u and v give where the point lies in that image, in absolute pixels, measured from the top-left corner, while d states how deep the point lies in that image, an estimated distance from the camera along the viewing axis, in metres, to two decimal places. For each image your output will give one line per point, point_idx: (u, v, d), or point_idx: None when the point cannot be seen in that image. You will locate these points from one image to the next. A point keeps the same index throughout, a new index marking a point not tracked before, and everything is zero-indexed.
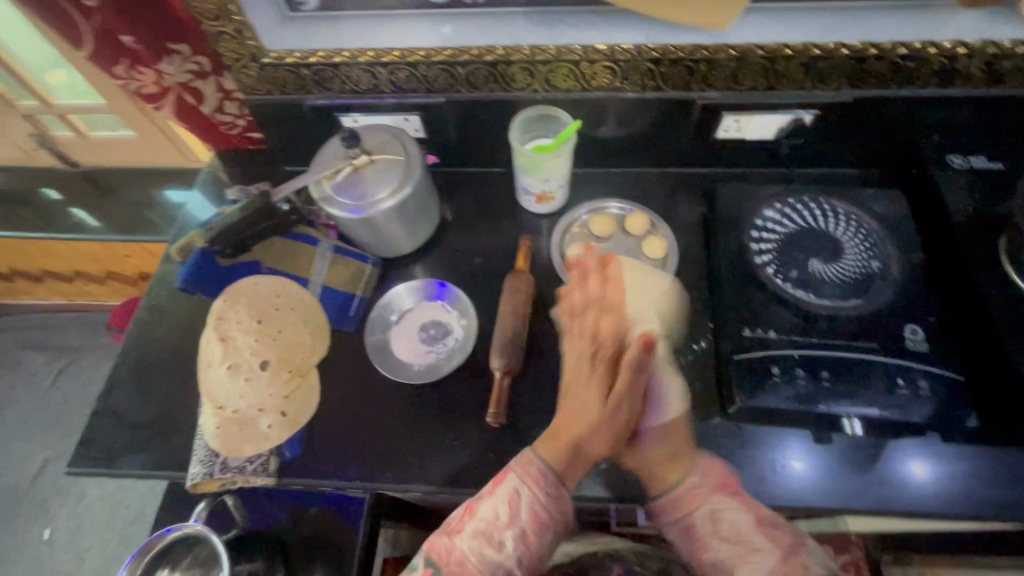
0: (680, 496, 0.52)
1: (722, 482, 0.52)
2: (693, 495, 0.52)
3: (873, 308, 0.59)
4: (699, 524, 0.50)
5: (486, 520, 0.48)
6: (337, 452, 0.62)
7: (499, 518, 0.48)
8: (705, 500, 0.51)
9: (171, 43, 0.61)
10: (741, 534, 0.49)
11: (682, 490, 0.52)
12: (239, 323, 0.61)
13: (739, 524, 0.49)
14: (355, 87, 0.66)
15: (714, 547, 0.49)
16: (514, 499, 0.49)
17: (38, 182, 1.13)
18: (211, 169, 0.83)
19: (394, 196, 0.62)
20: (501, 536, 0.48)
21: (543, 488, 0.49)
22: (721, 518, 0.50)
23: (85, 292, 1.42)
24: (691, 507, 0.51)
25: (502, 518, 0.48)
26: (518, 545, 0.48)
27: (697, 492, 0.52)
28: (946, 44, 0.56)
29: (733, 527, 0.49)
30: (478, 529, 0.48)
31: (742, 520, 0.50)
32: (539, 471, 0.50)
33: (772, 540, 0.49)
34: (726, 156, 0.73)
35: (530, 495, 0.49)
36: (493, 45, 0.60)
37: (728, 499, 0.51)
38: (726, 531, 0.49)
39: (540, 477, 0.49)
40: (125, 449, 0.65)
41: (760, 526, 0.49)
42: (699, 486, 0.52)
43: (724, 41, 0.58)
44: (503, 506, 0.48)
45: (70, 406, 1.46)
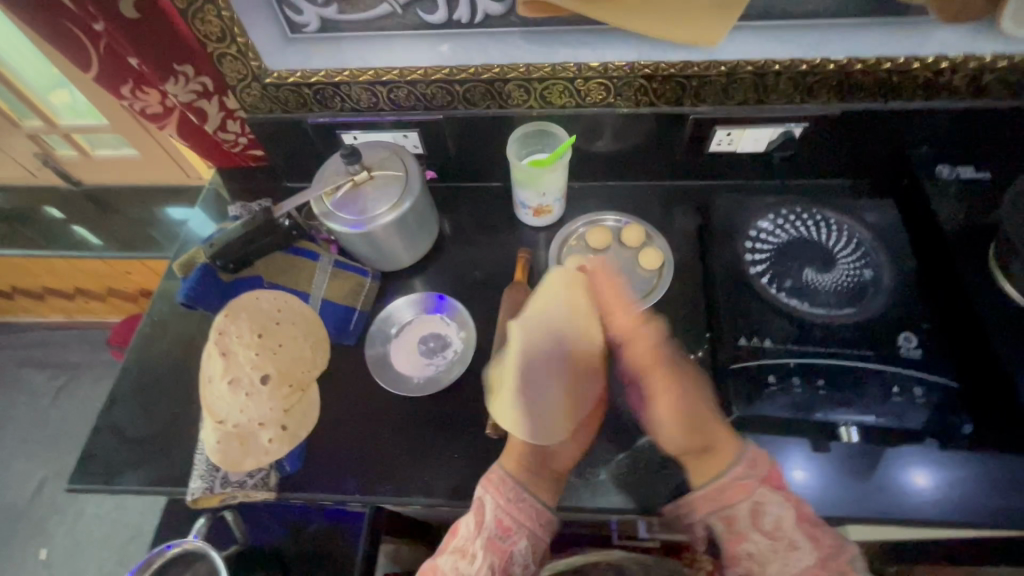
0: (722, 488, 0.53)
1: (768, 475, 0.53)
2: (739, 486, 0.52)
3: (866, 317, 0.60)
4: (742, 517, 0.51)
5: (461, 538, 0.53)
6: (338, 465, 0.63)
7: (468, 531, 0.53)
8: (749, 495, 0.52)
9: (176, 64, 0.63)
10: (779, 529, 0.50)
11: (723, 483, 0.52)
12: (239, 336, 0.63)
13: (783, 519, 0.51)
14: (355, 105, 0.67)
15: (753, 538, 0.51)
16: (480, 509, 0.53)
17: (41, 201, 1.14)
18: (213, 186, 0.85)
19: (393, 211, 0.63)
20: (473, 548, 0.51)
21: (504, 494, 0.53)
22: (764, 512, 0.51)
23: (86, 309, 1.43)
24: (733, 501, 0.52)
25: (472, 531, 0.53)
26: (489, 552, 0.51)
27: (742, 483, 0.52)
28: (930, 58, 0.58)
29: (775, 521, 0.51)
30: (456, 546, 0.53)
31: (785, 515, 0.51)
32: (500, 476, 0.54)
33: (813, 538, 0.50)
34: (720, 169, 0.74)
35: (493, 502, 0.53)
36: (490, 63, 0.62)
37: (772, 493, 0.52)
38: (766, 524, 0.51)
39: (501, 484, 0.54)
40: (126, 465, 0.65)
41: (802, 522, 0.51)
42: (747, 478, 0.52)
43: (715, 57, 0.60)
44: (471, 520, 0.53)
45: (69, 424, 1.45)
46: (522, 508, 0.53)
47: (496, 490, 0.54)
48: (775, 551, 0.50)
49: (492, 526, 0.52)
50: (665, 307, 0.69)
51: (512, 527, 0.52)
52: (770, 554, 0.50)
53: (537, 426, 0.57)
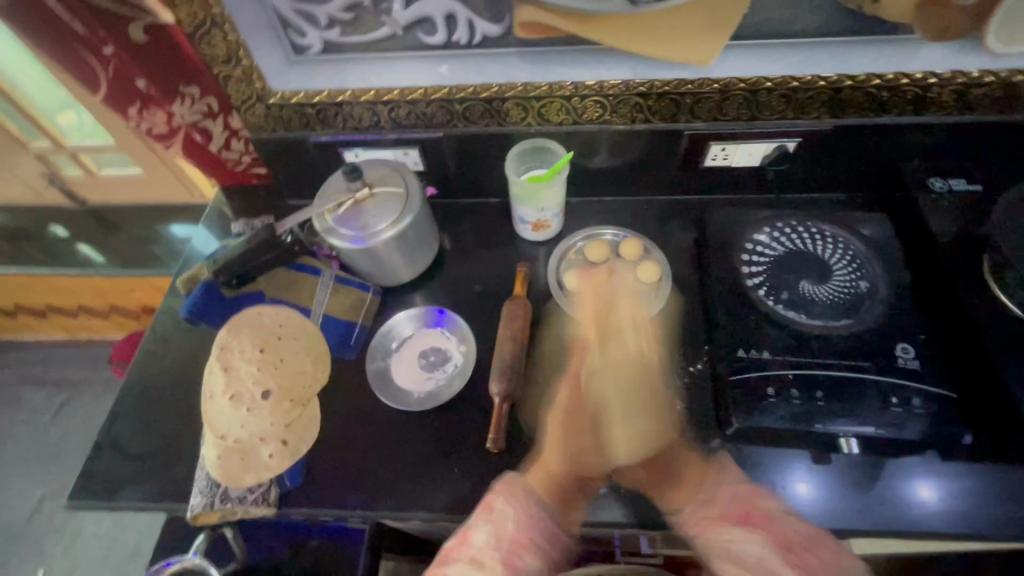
0: (700, 516, 0.48)
1: (737, 511, 0.46)
2: (701, 521, 0.48)
3: (863, 327, 0.61)
4: (709, 548, 0.46)
5: (472, 548, 0.45)
6: (339, 481, 0.63)
7: (485, 542, 0.45)
8: (718, 528, 0.46)
9: (183, 85, 0.64)
10: (759, 567, 0.42)
11: (696, 511, 0.49)
12: (242, 353, 0.61)
13: (757, 556, 0.43)
14: (357, 124, 0.69)
15: (718, 569, 0.45)
16: (496, 519, 0.47)
17: (46, 219, 1.16)
18: (216, 205, 0.86)
19: (394, 227, 0.64)
20: (481, 562, 0.44)
21: (525, 504, 0.48)
22: (733, 547, 0.44)
23: (89, 326, 1.43)
24: (701, 531, 0.48)
25: (488, 542, 0.46)
26: (501, 569, 0.44)
27: (710, 519, 0.47)
28: (918, 75, 0.60)
29: (751, 556, 0.43)
30: (464, 562, 0.44)
31: (764, 555, 0.42)
32: (520, 487, 0.49)
33: None
34: (715, 184, 0.76)
35: (509, 510, 0.48)
36: (489, 83, 0.63)
37: (740, 530, 0.45)
38: (745, 562, 0.43)
39: (524, 493, 0.49)
40: (126, 480, 0.65)
41: (787, 555, 0.42)
42: (715, 512, 0.47)
43: (708, 75, 0.61)
44: (491, 530, 0.46)
45: (69, 442, 1.45)
46: (542, 528, 0.48)
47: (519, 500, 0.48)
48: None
49: (508, 540, 0.46)
50: (663, 319, 0.69)
51: (530, 546, 0.46)
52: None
53: (577, 462, 0.52)
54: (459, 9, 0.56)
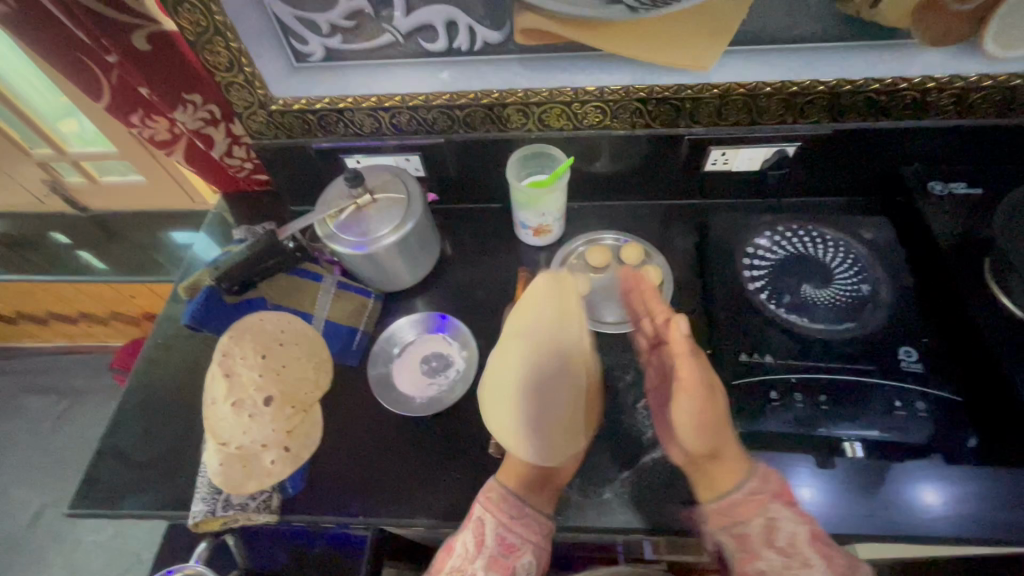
0: (739, 502, 0.53)
1: (779, 490, 0.53)
2: (749, 503, 0.52)
3: (864, 331, 0.61)
4: (755, 534, 0.51)
5: (461, 562, 0.54)
6: (342, 487, 0.63)
7: (469, 550, 0.54)
8: (763, 510, 0.52)
9: (185, 92, 0.65)
10: (794, 545, 0.50)
11: (739, 497, 0.53)
12: (244, 358, 0.60)
13: (796, 535, 0.50)
14: (358, 130, 0.69)
15: (766, 557, 0.50)
16: (480, 528, 0.55)
17: (48, 227, 1.16)
18: (217, 211, 0.86)
19: (396, 232, 0.64)
20: (473, 568, 0.53)
21: (505, 511, 0.55)
22: (778, 528, 0.51)
23: (90, 333, 1.43)
24: (746, 517, 0.52)
25: (472, 550, 0.54)
26: (491, 571, 0.53)
27: (756, 498, 0.52)
28: (917, 79, 0.60)
29: (790, 537, 0.50)
30: (456, 568, 0.54)
31: (799, 531, 0.51)
32: (500, 495, 0.56)
33: (826, 557, 0.50)
34: (716, 188, 0.76)
35: (494, 520, 0.55)
36: (490, 89, 0.63)
37: (784, 508, 0.52)
38: (781, 540, 0.50)
39: (501, 501, 0.55)
40: (128, 488, 0.65)
41: (816, 541, 0.50)
42: (760, 492, 0.53)
43: (708, 80, 0.61)
44: (472, 538, 0.54)
45: (71, 449, 1.44)
46: (525, 525, 0.55)
47: (497, 510, 0.55)
48: (790, 570, 0.49)
49: (496, 543, 0.54)
50: None
51: (514, 544, 0.55)
52: (784, 571, 0.49)
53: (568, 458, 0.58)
54: (459, 17, 0.56)
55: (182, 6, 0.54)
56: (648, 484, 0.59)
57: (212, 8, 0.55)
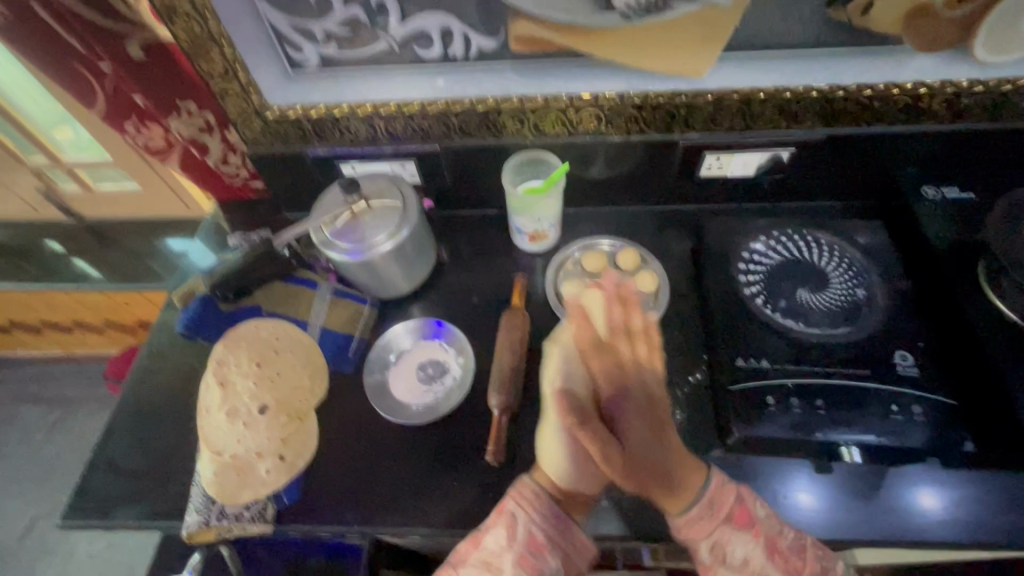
0: (686, 525, 0.52)
1: (728, 514, 0.51)
2: (695, 527, 0.52)
3: (861, 335, 0.61)
4: (704, 552, 0.51)
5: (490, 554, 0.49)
6: (336, 496, 0.62)
7: (498, 545, 0.49)
8: (708, 533, 0.51)
9: (179, 99, 0.65)
10: (744, 565, 0.50)
11: (687, 519, 0.52)
12: (238, 367, 0.60)
13: (750, 558, 0.50)
14: (354, 137, 0.69)
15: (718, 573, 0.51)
16: (512, 524, 0.50)
17: (42, 235, 1.15)
18: (212, 219, 0.86)
19: (392, 239, 0.64)
20: (502, 563, 0.48)
21: (538, 511, 0.50)
22: (724, 550, 0.51)
23: (84, 342, 1.42)
24: (694, 538, 0.52)
25: (501, 545, 0.49)
26: (519, 568, 0.48)
27: (701, 523, 0.51)
28: (909, 85, 0.60)
29: (742, 555, 0.50)
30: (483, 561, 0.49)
31: (749, 554, 0.50)
32: (534, 494, 0.51)
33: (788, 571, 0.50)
34: (711, 194, 0.76)
35: (526, 517, 0.50)
36: (485, 95, 0.64)
37: (734, 532, 0.51)
38: (731, 560, 0.51)
39: (535, 500, 0.51)
40: (121, 499, 0.65)
41: (771, 555, 0.51)
42: (702, 518, 0.51)
43: (702, 86, 0.62)
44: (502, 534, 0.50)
45: (64, 459, 1.43)
46: (558, 527, 0.51)
47: (529, 505, 0.51)
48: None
49: (525, 539, 0.49)
50: (661, 329, 0.69)
51: (545, 545, 0.50)
52: None
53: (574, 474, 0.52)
54: (453, 24, 0.56)
55: (177, 15, 0.54)
56: (645, 490, 0.59)
57: (206, 15, 0.55)
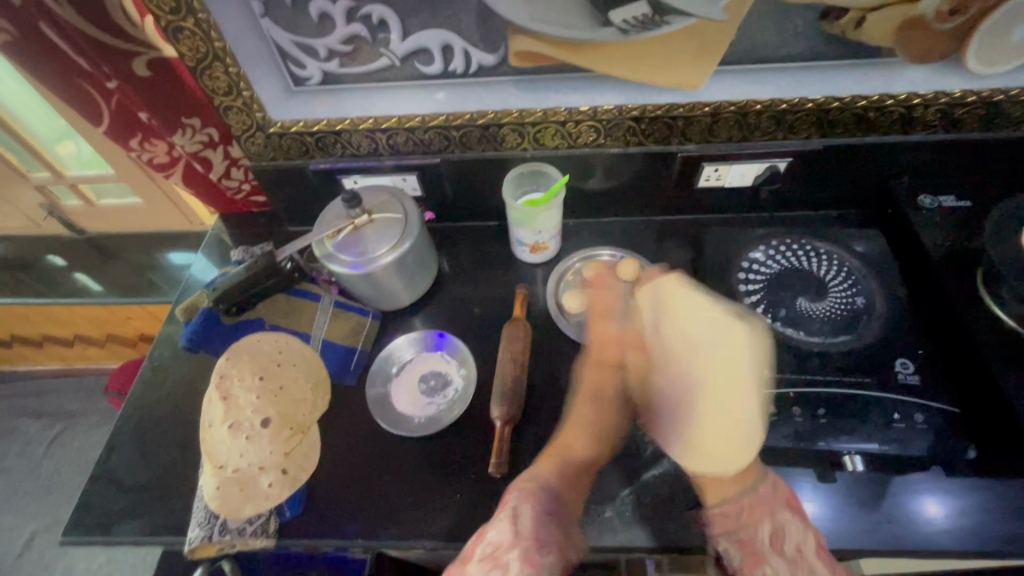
0: (748, 506, 0.51)
1: (791, 499, 0.51)
2: (755, 510, 0.50)
3: (861, 343, 0.61)
4: (762, 539, 0.49)
5: (493, 546, 0.45)
6: (339, 509, 0.62)
7: (502, 537, 0.45)
8: (770, 516, 0.50)
9: (184, 117, 0.66)
10: (800, 553, 0.48)
11: (750, 501, 0.51)
12: (241, 380, 0.60)
13: (803, 544, 0.48)
14: (356, 151, 0.70)
15: (773, 561, 0.47)
16: (514, 515, 0.48)
17: (43, 250, 1.15)
18: (215, 232, 0.86)
19: (394, 251, 0.64)
20: (507, 558, 0.43)
21: (538, 502, 0.49)
22: (784, 535, 0.49)
23: (84, 355, 1.42)
24: (754, 521, 0.50)
25: (504, 539, 0.45)
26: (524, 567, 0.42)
27: (764, 505, 0.50)
28: (902, 96, 0.61)
29: (796, 544, 0.48)
30: (484, 553, 0.44)
31: (806, 540, 0.48)
32: (537, 485, 0.51)
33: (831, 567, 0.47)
34: (709, 203, 0.77)
35: (528, 506, 0.48)
36: (485, 110, 0.64)
37: (792, 517, 0.50)
38: (788, 548, 0.48)
39: (535, 492, 0.50)
40: (122, 514, 0.64)
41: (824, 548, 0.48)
42: (768, 500, 0.51)
43: (699, 99, 0.63)
44: (508, 523, 0.46)
45: (63, 474, 1.42)
46: (559, 530, 0.48)
47: (529, 497, 0.49)
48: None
49: (529, 533, 0.45)
50: None
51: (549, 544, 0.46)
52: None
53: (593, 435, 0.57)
54: (454, 40, 0.57)
55: (182, 33, 0.55)
56: (647, 501, 0.59)
57: (211, 33, 0.56)
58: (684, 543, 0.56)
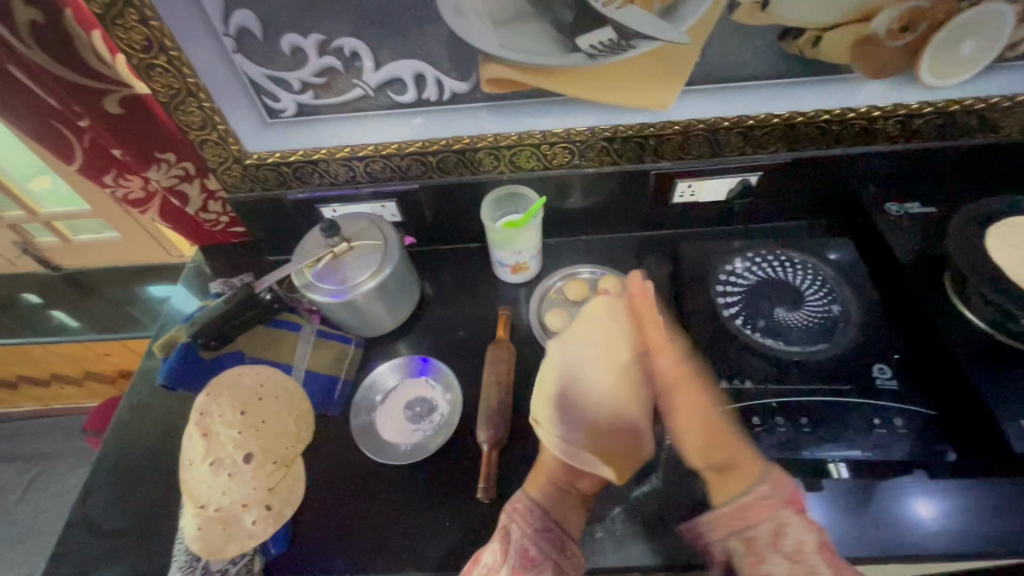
0: (748, 504, 0.49)
1: (792, 498, 0.49)
2: (761, 506, 0.49)
3: (838, 351, 0.62)
4: (762, 538, 0.47)
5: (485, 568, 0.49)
6: (327, 543, 0.61)
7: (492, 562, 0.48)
8: (771, 515, 0.48)
9: (158, 152, 0.66)
10: (800, 552, 0.45)
11: (751, 498, 0.49)
12: (221, 416, 0.58)
13: (804, 543, 0.46)
14: (333, 180, 0.70)
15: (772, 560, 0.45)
16: (505, 538, 0.50)
17: (18, 288, 1.13)
18: (194, 264, 0.86)
19: (374, 278, 0.64)
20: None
21: (529, 523, 0.51)
22: (785, 532, 0.46)
23: (60, 395, 1.38)
24: (755, 520, 0.48)
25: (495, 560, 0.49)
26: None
27: (765, 502, 0.49)
28: (863, 109, 0.63)
29: (796, 544, 0.46)
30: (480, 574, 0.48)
31: (808, 539, 0.46)
32: (526, 506, 0.53)
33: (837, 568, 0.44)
34: (685, 218, 0.78)
35: (519, 530, 0.51)
36: (460, 135, 0.65)
37: (794, 515, 0.48)
38: (788, 546, 0.46)
39: (526, 512, 0.52)
40: (101, 560, 0.62)
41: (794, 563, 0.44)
42: (770, 497, 0.49)
43: (669, 118, 0.64)
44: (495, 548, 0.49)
45: (40, 519, 1.38)
46: (550, 541, 0.50)
47: (521, 520, 0.51)
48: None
49: (518, 554, 0.48)
50: None
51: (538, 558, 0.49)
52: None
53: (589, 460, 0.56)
54: (427, 70, 0.58)
55: (154, 70, 0.55)
56: (637, 521, 0.58)
57: (184, 70, 0.56)
58: (676, 560, 0.56)
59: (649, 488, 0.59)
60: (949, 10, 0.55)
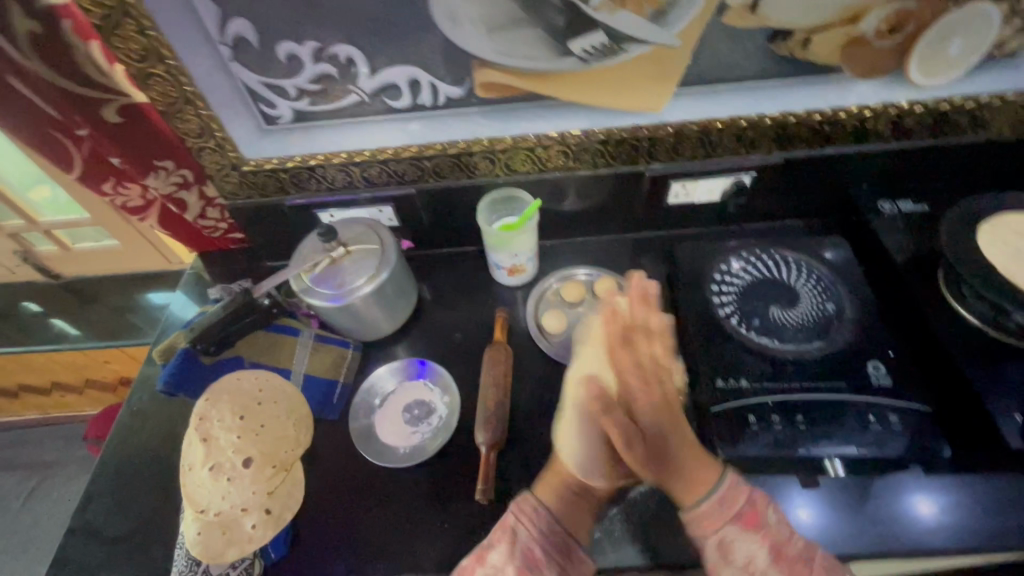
0: (698, 518, 0.49)
1: (741, 513, 0.49)
2: (707, 520, 0.49)
3: (833, 349, 0.63)
4: (711, 549, 0.49)
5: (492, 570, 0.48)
6: (327, 547, 0.61)
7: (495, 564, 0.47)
8: (721, 527, 0.48)
9: (156, 159, 0.66)
10: (753, 564, 0.47)
11: (704, 509, 0.49)
12: (221, 421, 0.58)
13: (753, 558, 0.47)
14: (330, 185, 0.70)
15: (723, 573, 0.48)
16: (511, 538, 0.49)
17: (19, 297, 1.13)
18: (193, 271, 0.86)
19: (372, 282, 0.65)
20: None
21: (537, 526, 0.49)
22: (733, 548, 0.48)
23: (62, 404, 1.38)
24: (706, 531, 0.49)
25: (501, 560, 0.48)
26: None
27: (714, 517, 0.49)
28: (853, 109, 0.64)
29: (746, 557, 0.47)
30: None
31: (756, 553, 0.47)
32: (537, 506, 0.50)
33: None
34: (681, 219, 0.79)
35: (526, 532, 0.49)
36: (456, 139, 0.66)
37: (742, 532, 0.48)
38: (739, 560, 0.47)
39: (535, 513, 0.50)
40: (101, 566, 0.63)
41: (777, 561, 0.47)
42: (715, 513, 0.49)
43: (661, 120, 0.65)
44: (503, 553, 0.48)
45: (41, 527, 1.38)
46: (554, 540, 0.49)
47: (528, 520, 0.50)
48: None
49: (523, 555, 0.48)
50: None
51: (542, 560, 0.48)
52: None
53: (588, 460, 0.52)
54: (422, 75, 0.59)
55: (152, 79, 0.56)
56: (635, 521, 0.58)
57: (181, 79, 0.57)
58: (674, 559, 0.56)
59: (646, 488, 0.60)
60: (937, 10, 0.56)
